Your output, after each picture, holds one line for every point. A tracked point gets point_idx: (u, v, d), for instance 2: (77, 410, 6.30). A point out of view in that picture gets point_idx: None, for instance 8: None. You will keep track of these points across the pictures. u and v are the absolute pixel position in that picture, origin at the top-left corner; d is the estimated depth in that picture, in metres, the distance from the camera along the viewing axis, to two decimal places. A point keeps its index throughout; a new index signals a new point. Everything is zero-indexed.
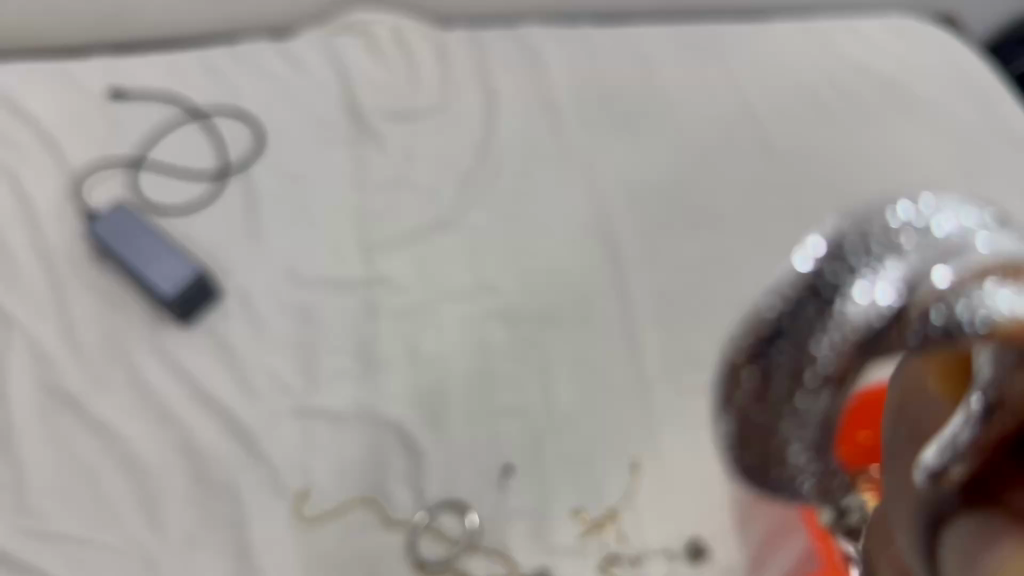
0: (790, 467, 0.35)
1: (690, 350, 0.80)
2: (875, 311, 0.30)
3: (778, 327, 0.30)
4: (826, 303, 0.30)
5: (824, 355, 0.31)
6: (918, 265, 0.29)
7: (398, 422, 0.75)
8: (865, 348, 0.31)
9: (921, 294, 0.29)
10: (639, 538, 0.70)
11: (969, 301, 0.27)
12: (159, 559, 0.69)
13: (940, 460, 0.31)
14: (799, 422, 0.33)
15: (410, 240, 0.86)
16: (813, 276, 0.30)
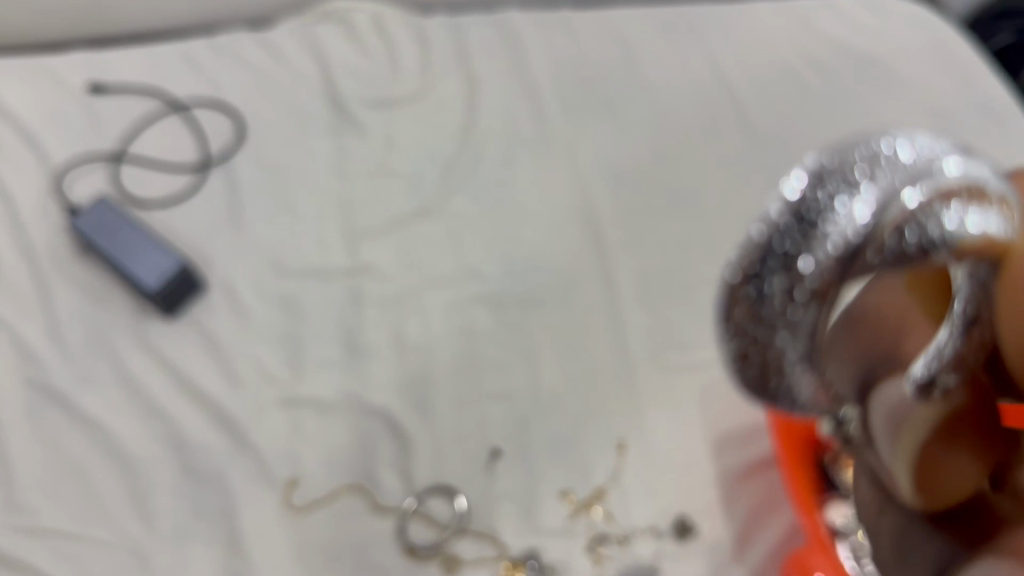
0: (788, 376, 0.39)
1: (675, 330, 0.80)
2: (849, 230, 0.34)
3: (767, 254, 0.35)
4: (807, 224, 0.34)
5: (811, 272, 0.35)
6: (886, 187, 0.35)
7: (385, 409, 0.76)
8: (839, 271, 0.35)
9: (893, 214, 0.35)
10: (627, 517, 0.71)
11: (941, 217, 0.35)
12: (148, 550, 0.69)
13: (930, 372, 0.46)
14: (784, 326, 0.36)
15: (394, 228, 0.87)
16: (799, 203, 0.34)
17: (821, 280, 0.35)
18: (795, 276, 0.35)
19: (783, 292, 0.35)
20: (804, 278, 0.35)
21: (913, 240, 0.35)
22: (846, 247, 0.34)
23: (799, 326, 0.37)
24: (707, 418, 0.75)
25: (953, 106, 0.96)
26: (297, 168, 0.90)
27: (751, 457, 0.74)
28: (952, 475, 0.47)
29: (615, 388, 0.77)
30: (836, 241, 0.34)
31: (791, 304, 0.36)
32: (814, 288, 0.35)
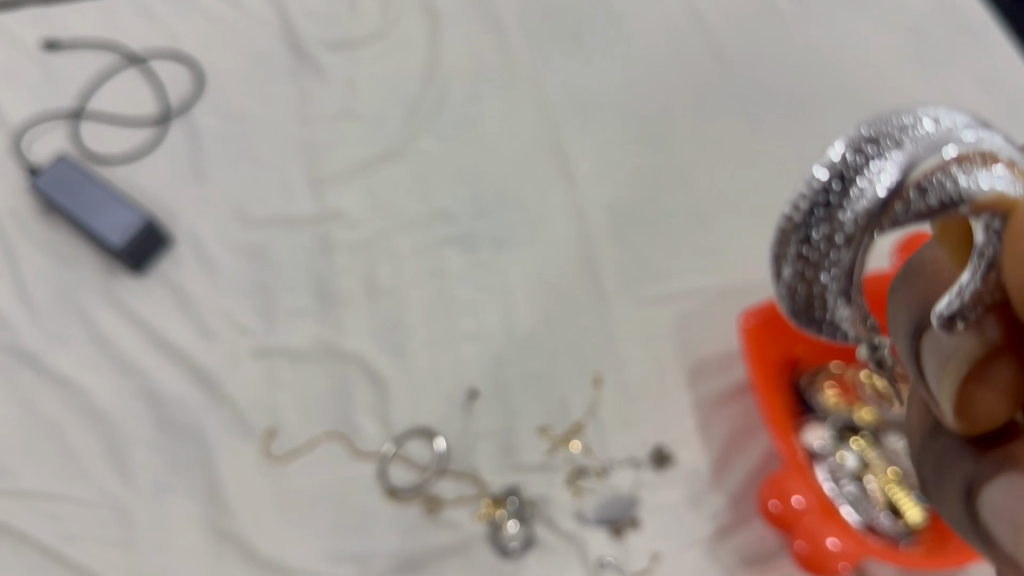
0: (833, 309, 0.37)
1: (649, 263, 0.79)
2: (878, 189, 0.32)
3: (814, 202, 0.33)
4: (846, 181, 0.33)
5: (849, 219, 0.33)
6: (912, 152, 0.32)
7: (359, 355, 0.76)
8: (869, 223, 0.33)
9: (917, 174, 0.32)
10: (604, 450, 0.71)
11: (956, 174, 0.31)
12: (128, 505, 0.70)
13: (950, 311, 0.34)
14: (822, 263, 0.35)
15: (360, 173, 0.85)
16: (840, 165, 0.33)
17: (854, 232, 0.33)
18: (831, 223, 0.33)
19: (823, 235, 0.34)
20: (841, 228, 0.33)
21: (937, 197, 0.32)
22: (877, 205, 0.32)
23: (836, 265, 0.34)
24: (683, 347, 0.75)
25: (925, 22, 0.94)
26: (259, 116, 0.88)
27: (726, 384, 0.74)
28: (991, 414, 0.34)
29: (590, 324, 0.76)
30: (866, 197, 0.32)
31: (828, 245, 0.34)
32: (850, 236, 0.33)
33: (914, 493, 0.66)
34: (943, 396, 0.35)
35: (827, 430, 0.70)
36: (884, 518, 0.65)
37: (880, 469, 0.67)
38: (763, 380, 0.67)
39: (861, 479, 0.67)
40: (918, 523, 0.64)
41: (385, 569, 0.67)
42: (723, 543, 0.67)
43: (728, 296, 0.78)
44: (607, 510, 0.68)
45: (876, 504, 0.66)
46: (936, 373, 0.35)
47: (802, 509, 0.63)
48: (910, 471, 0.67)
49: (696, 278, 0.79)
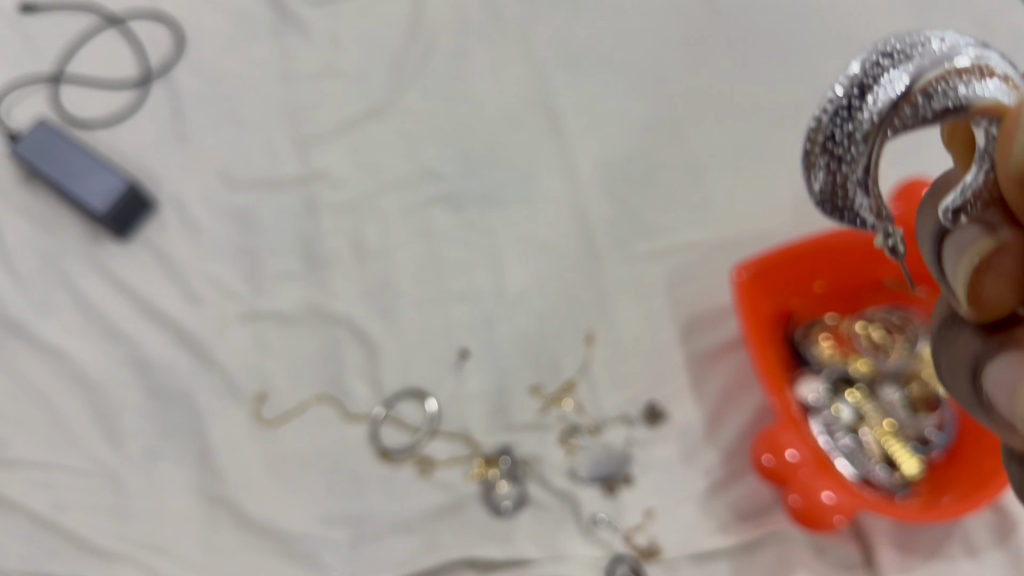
0: (854, 208, 0.36)
1: (641, 218, 0.78)
2: (889, 95, 0.31)
3: (836, 106, 0.32)
4: (865, 88, 0.32)
5: (866, 119, 0.32)
6: (925, 65, 0.31)
7: (347, 318, 0.75)
8: (883, 125, 0.32)
9: (926, 83, 0.31)
10: (596, 406, 0.71)
11: (959, 83, 0.31)
12: (120, 472, 0.69)
13: (958, 200, 0.31)
14: (844, 159, 0.33)
15: (345, 132, 0.83)
16: (861, 75, 0.32)
17: (870, 133, 0.32)
18: (850, 124, 0.32)
19: (842, 135, 0.33)
20: (859, 128, 0.32)
21: (942, 104, 0.31)
22: (889, 108, 0.31)
23: (855, 162, 0.33)
24: (676, 303, 0.74)
25: None
26: (241, 76, 0.86)
27: (721, 339, 0.73)
28: (1002, 302, 0.30)
29: (581, 281, 0.75)
30: (880, 99, 0.31)
31: (846, 143, 0.33)
32: (866, 136, 0.32)
33: (909, 445, 0.66)
34: (956, 286, 0.31)
35: (821, 383, 0.69)
36: (879, 470, 0.65)
37: (875, 421, 0.67)
38: (756, 333, 0.66)
39: (856, 432, 0.67)
40: (912, 475, 0.64)
41: (378, 531, 0.67)
42: (717, 498, 0.67)
43: (721, 250, 0.76)
44: (601, 468, 0.67)
45: (871, 456, 0.66)
46: (951, 261, 0.31)
47: (796, 463, 0.63)
48: (905, 422, 0.67)
49: (688, 232, 0.77)
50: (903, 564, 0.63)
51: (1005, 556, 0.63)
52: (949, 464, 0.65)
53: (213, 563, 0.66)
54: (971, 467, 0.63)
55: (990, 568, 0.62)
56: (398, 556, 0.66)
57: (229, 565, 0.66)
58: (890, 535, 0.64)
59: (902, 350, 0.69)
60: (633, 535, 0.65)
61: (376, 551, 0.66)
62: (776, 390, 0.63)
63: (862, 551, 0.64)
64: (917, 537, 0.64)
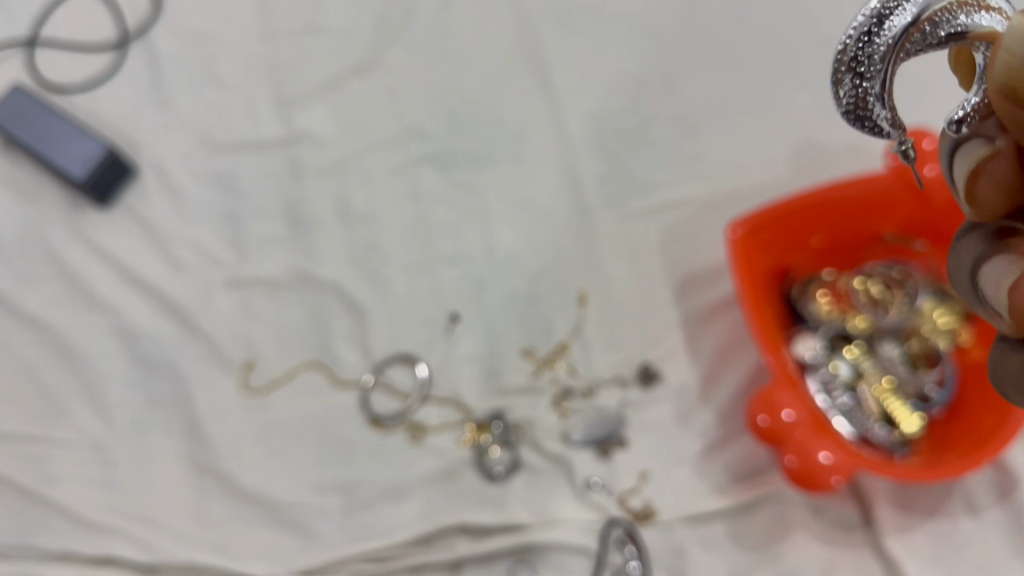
0: (875, 121, 0.36)
1: (633, 175, 0.76)
2: (901, 24, 0.32)
3: (858, 33, 0.33)
4: (880, 19, 0.32)
5: (882, 45, 0.33)
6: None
7: (335, 283, 0.73)
8: (896, 49, 0.33)
9: (936, 12, 0.32)
10: (589, 369, 0.69)
11: (963, 11, 0.32)
12: (108, 443, 0.68)
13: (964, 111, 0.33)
14: (864, 75, 0.34)
15: (328, 91, 0.81)
16: (879, 7, 0.32)
17: (885, 53, 0.33)
18: (868, 46, 0.33)
19: (861, 58, 0.33)
20: (874, 49, 0.33)
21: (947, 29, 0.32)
22: (900, 33, 0.32)
23: (872, 78, 0.34)
24: (668, 261, 0.72)
25: None
26: (219, 33, 0.83)
27: (715, 298, 0.71)
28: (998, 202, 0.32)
29: (573, 242, 0.74)
30: (895, 26, 0.32)
31: (863, 62, 0.34)
32: (883, 56, 0.33)
33: (908, 403, 0.65)
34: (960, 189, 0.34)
35: (818, 340, 0.68)
36: (879, 429, 0.65)
37: (874, 378, 0.66)
38: (750, 291, 0.64)
39: (854, 389, 0.66)
40: (912, 433, 0.64)
41: (370, 498, 0.66)
42: (712, 460, 0.65)
43: (715, 206, 0.74)
44: (595, 430, 0.66)
45: (870, 414, 0.65)
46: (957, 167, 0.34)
47: (792, 424, 0.61)
48: (905, 379, 0.66)
49: (681, 189, 0.75)
50: (903, 524, 0.62)
51: (1007, 513, 0.61)
52: (950, 421, 0.64)
53: (203, 533, 0.65)
54: (974, 424, 0.61)
55: (991, 526, 0.61)
56: (390, 524, 0.65)
57: (219, 534, 0.65)
58: (889, 494, 0.63)
59: (901, 306, 0.68)
60: (627, 498, 0.64)
61: (367, 519, 0.65)
62: (772, 351, 0.61)
63: (860, 510, 0.63)
64: (916, 496, 0.63)
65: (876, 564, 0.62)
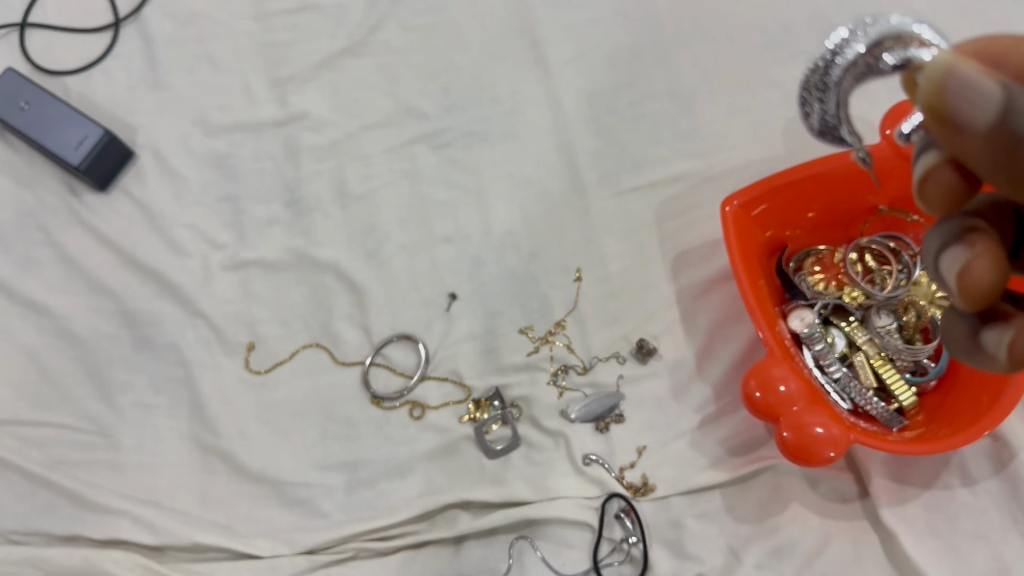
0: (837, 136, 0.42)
1: (628, 151, 0.76)
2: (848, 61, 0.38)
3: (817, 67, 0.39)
4: (830, 57, 0.38)
5: (834, 77, 0.39)
6: (878, 39, 0.36)
7: (333, 263, 0.73)
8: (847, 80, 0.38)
9: (877, 50, 0.36)
10: (585, 346, 0.70)
11: (889, 49, 0.36)
12: (113, 426, 0.69)
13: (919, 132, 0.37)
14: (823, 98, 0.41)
15: (322, 71, 0.80)
16: (831, 46, 0.38)
17: (838, 80, 0.39)
18: (827, 76, 0.39)
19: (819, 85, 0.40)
20: (831, 77, 0.39)
21: (883, 65, 0.36)
22: (847, 67, 0.38)
23: (829, 104, 0.41)
24: (664, 237, 0.73)
25: None
26: (212, 14, 0.83)
27: (709, 274, 0.71)
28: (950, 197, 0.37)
29: (569, 219, 0.74)
30: (842, 62, 0.38)
31: (823, 89, 0.40)
32: (834, 87, 0.39)
33: (904, 375, 0.66)
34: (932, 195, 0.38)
35: (811, 313, 0.66)
36: (875, 402, 0.64)
37: (871, 352, 0.66)
38: (744, 267, 0.64)
39: (850, 362, 0.67)
40: (908, 405, 0.65)
41: (372, 476, 0.67)
42: (708, 434, 0.66)
43: (711, 181, 0.74)
44: (590, 409, 0.66)
45: (866, 385, 0.65)
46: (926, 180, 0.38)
47: (788, 399, 0.61)
48: (902, 351, 0.64)
49: (676, 163, 0.75)
50: (898, 496, 0.63)
51: (1003, 483, 0.62)
52: (943, 391, 0.65)
53: (209, 513, 0.67)
54: (967, 396, 0.62)
55: (987, 497, 0.62)
56: (392, 500, 0.66)
57: (225, 514, 0.66)
58: (884, 467, 0.64)
59: (897, 277, 0.68)
60: (625, 473, 0.65)
61: (370, 496, 0.66)
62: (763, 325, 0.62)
63: (856, 484, 0.64)
64: (911, 469, 0.64)
65: (872, 537, 0.62)
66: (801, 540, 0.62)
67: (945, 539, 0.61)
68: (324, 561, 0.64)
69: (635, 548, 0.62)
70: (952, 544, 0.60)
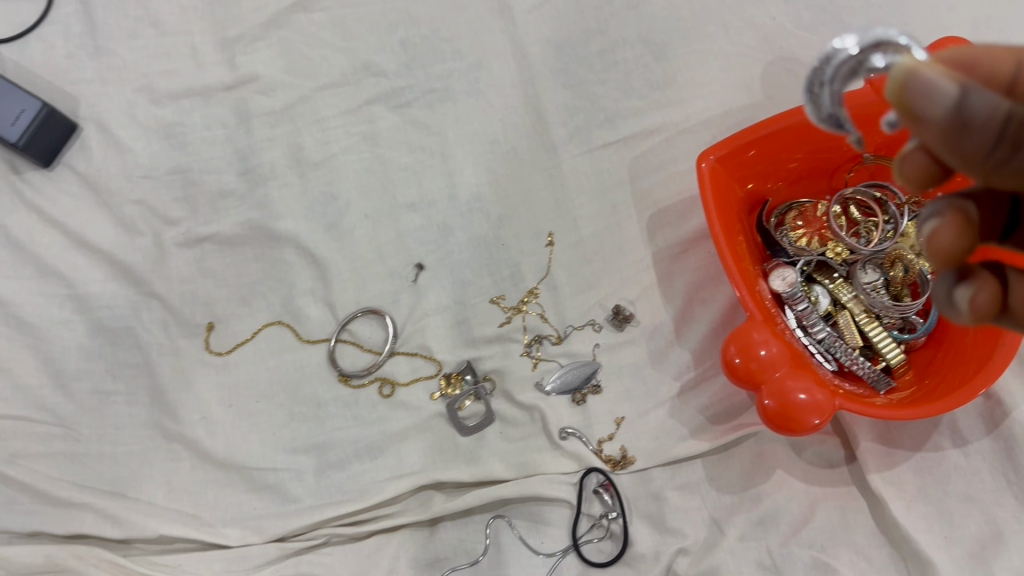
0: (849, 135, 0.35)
1: (599, 103, 0.71)
2: (835, 60, 0.34)
3: (825, 61, 0.34)
4: (824, 57, 0.34)
5: (828, 72, 0.34)
6: (864, 45, 0.33)
7: (291, 235, 0.70)
8: (840, 79, 0.34)
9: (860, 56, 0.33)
10: (559, 314, 0.67)
11: (880, 51, 0.33)
12: (72, 416, 0.67)
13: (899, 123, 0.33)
14: (833, 85, 0.34)
15: (272, 28, 0.75)
16: (829, 50, 0.34)
17: (832, 78, 0.34)
18: (825, 72, 0.34)
19: (827, 78, 0.34)
20: (827, 73, 0.34)
21: (870, 66, 0.33)
22: (847, 60, 0.33)
23: (828, 97, 0.35)
24: (639, 195, 0.69)
25: None
26: None
27: (686, 232, 0.68)
28: (917, 180, 0.32)
29: (539, 180, 0.70)
30: (834, 61, 0.34)
31: (822, 82, 0.35)
32: (833, 82, 0.34)
33: (891, 333, 0.62)
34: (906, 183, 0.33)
35: (793, 271, 0.63)
36: (861, 361, 0.61)
37: (856, 309, 0.63)
38: (720, 224, 0.61)
39: (834, 321, 0.64)
40: (895, 363, 0.62)
41: (343, 458, 0.64)
42: (688, 402, 0.64)
43: (688, 132, 0.70)
44: (570, 377, 0.63)
45: (851, 346, 0.62)
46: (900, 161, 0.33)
47: (769, 364, 0.58)
48: (889, 308, 0.61)
49: (651, 113, 0.70)
50: (886, 460, 0.61)
51: (996, 444, 0.59)
52: (931, 348, 0.63)
53: (175, 502, 0.64)
54: (957, 353, 0.59)
55: (978, 458, 0.59)
56: (363, 483, 0.63)
57: (191, 503, 0.64)
58: (871, 430, 0.62)
59: (883, 230, 0.64)
60: (603, 445, 0.62)
61: (341, 479, 0.64)
62: (741, 289, 0.58)
63: (844, 448, 0.62)
64: (900, 431, 0.62)
65: (861, 503, 0.60)
66: (786, 509, 0.60)
67: (936, 504, 0.59)
68: (295, 549, 0.62)
69: (615, 523, 0.60)
70: (943, 509, 0.58)
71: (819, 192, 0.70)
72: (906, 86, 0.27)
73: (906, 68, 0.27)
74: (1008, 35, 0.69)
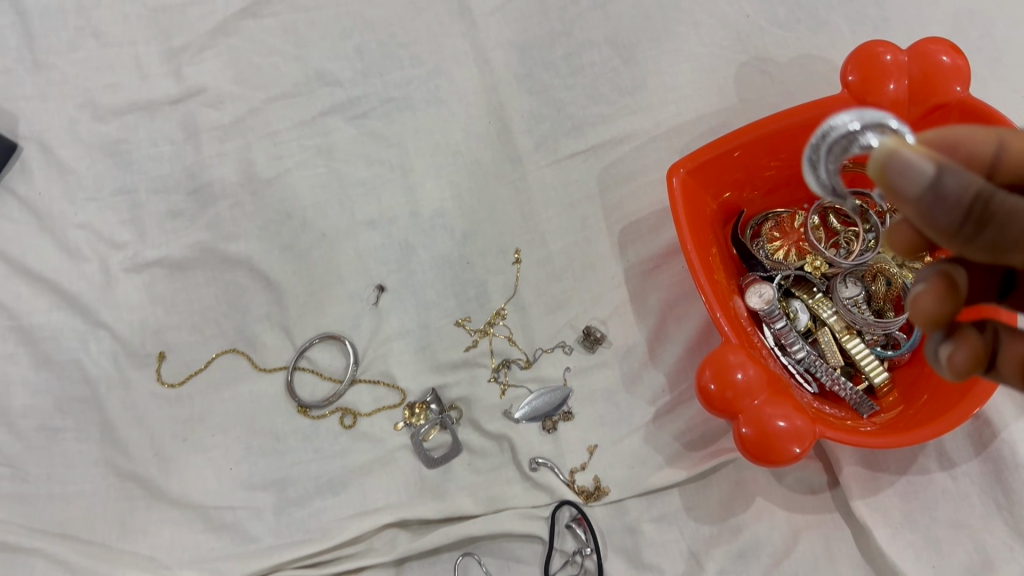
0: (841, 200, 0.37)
1: (566, 109, 0.68)
2: (832, 136, 0.34)
3: (826, 137, 0.34)
4: (823, 131, 0.34)
5: (825, 147, 0.35)
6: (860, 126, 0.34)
7: (244, 258, 0.66)
8: (835, 155, 0.35)
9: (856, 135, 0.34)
10: (527, 337, 0.64)
11: (873, 130, 0.33)
12: (19, 456, 0.63)
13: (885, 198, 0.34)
14: (828, 159, 0.35)
15: (219, 36, 0.71)
16: (829, 127, 0.34)
17: (828, 153, 0.35)
18: (824, 148, 0.35)
19: (825, 152, 0.35)
20: (825, 148, 0.35)
21: (861, 145, 0.34)
22: (841, 138, 0.34)
23: (823, 170, 0.36)
24: (609, 208, 0.65)
25: None
26: None
27: (660, 246, 0.64)
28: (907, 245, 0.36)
29: (505, 194, 0.67)
30: (830, 137, 0.34)
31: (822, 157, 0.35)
32: (829, 159, 0.35)
33: (874, 350, 0.59)
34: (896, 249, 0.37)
35: (771, 287, 0.59)
36: (843, 382, 0.58)
37: (837, 326, 0.60)
38: (693, 242, 0.57)
39: (815, 338, 0.61)
40: (878, 382, 0.59)
41: (303, 494, 0.61)
42: (663, 428, 0.61)
43: (659, 139, 0.66)
44: (542, 404, 0.60)
45: (833, 365, 0.59)
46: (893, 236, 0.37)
47: (745, 388, 0.53)
48: (872, 324, 0.58)
49: (620, 120, 0.67)
50: (871, 485, 0.58)
51: (985, 466, 0.56)
52: (916, 365, 0.60)
53: (129, 544, 0.61)
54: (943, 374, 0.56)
55: (966, 481, 0.56)
56: (324, 521, 0.60)
57: (146, 545, 0.61)
58: (854, 454, 0.59)
59: (864, 240, 0.61)
60: (575, 476, 0.59)
61: (302, 516, 0.61)
62: (715, 314, 0.55)
63: (826, 472, 0.60)
64: (885, 454, 0.59)
65: (845, 531, 0.58)
66: (767, 540, 0.57)
67: (923, 531, 0.56)
68: None
69: (589, 559, 0.58)
70: (930, 536, 0.56)
71: (796, 201, 0.67)
72: (886, 168, 0.28)
73: (889, 149, 0.28)
74: (991, 30, 0.66)
